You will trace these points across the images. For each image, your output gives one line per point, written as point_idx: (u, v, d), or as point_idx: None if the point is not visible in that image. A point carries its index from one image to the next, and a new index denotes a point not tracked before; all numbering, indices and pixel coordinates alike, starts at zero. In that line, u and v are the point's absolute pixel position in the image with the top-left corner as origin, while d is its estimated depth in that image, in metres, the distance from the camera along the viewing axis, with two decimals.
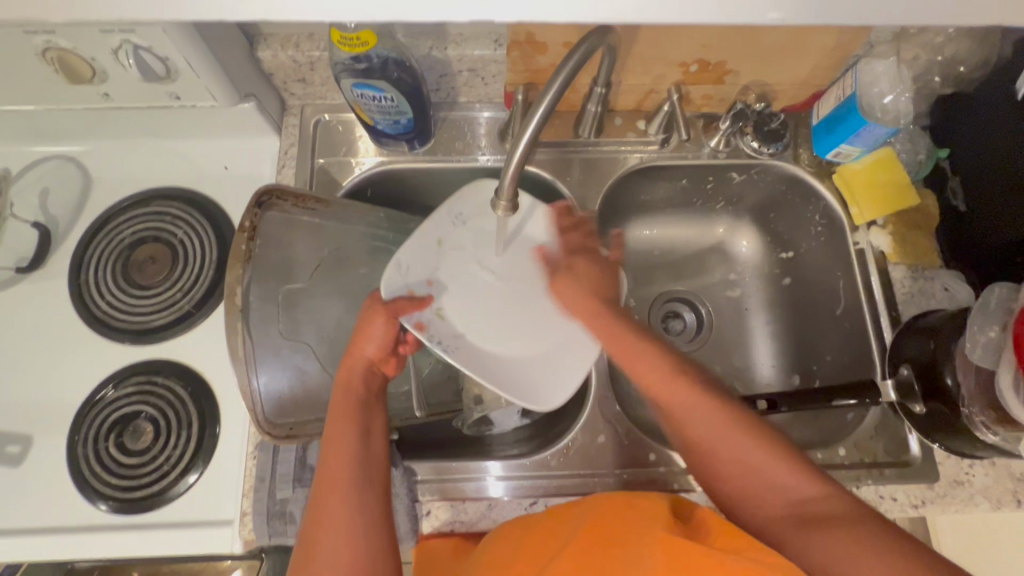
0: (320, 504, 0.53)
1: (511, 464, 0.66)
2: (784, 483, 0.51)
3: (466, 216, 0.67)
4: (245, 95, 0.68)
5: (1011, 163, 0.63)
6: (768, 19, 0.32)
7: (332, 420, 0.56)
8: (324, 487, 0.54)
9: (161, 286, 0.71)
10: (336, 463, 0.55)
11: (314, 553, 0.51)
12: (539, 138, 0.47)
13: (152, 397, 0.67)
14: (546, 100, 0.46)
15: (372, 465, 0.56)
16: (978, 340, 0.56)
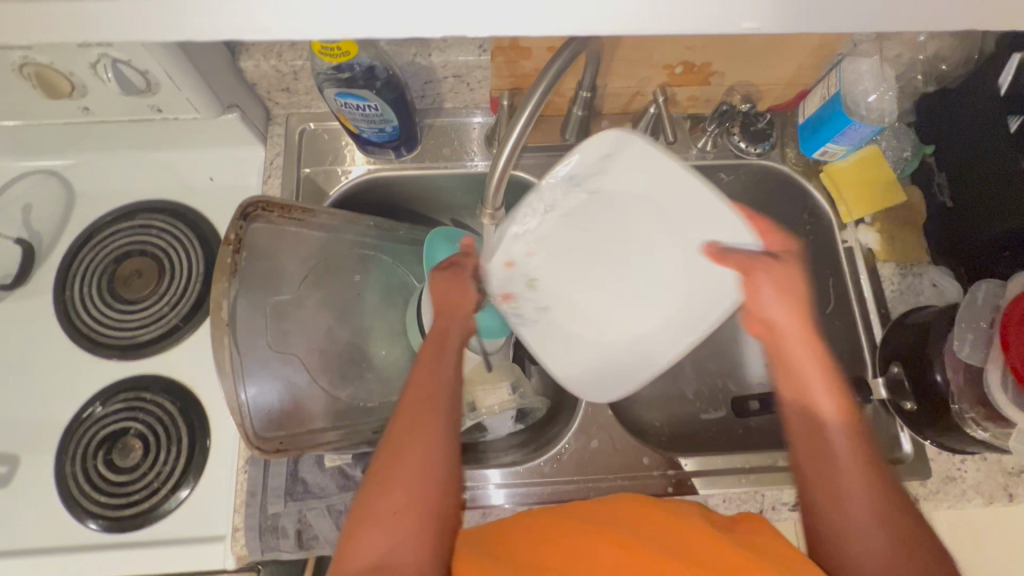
0: (400, 433, 0.55)
1: (509, 471, 0.66)
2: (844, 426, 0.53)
3: (578, 178, 0.49)
4: (228, 105, 0.67)
5: (996, 159, 0.63)
6: (744, 29, 0.32)
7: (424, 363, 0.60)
8: (402, 426, 0.56)
9: (147, 300, 0.71)
10: (419, 405, 0.57)
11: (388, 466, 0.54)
12: (519, 151, 0.51)
13: (141, 412, 0.66)
14: (525, 115, 0.49)
15: (452, 419, 0.58)
16: (966, 337, 0.56)
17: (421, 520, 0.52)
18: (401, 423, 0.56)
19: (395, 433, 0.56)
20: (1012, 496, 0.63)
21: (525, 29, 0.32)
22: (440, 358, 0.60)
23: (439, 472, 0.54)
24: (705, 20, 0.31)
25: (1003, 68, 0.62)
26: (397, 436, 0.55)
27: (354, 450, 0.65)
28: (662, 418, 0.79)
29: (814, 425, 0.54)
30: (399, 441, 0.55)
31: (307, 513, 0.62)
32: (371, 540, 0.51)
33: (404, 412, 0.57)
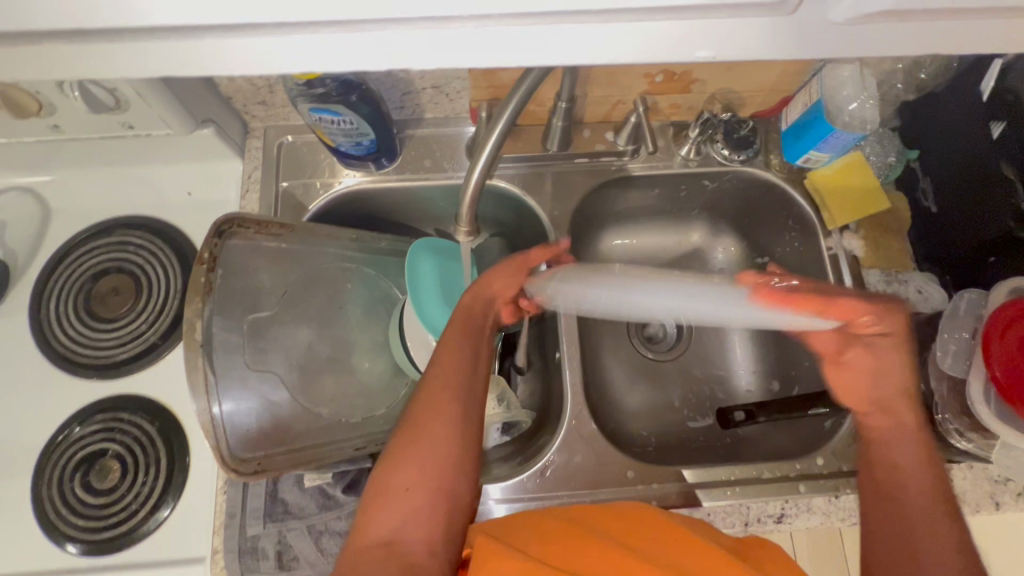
0: (423, 411, 0.55)
1: (511, 487, 0.65)
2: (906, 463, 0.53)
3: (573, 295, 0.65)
4: (203, 120, 0.67)
5: (979, 165, 0.62)
6: (698, 57, 0.31)
7: (448, 338, 0.59)
8: (424, 405, 0.56)
9: (125, 319, 0.70)
10: (444, 382, 0.56)
11: (408, 442, 0.54)
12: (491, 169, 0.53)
13: (118, 433, 0.65)
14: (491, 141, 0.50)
15: (478, 406, 0.57)
16: (948, 348, 0.57)
17: (432, 499, 0.52)
18: (424, 400, 0.56)
19: (418, 409, 0.56)
20: (998, 504, 0.63)
21: (481, 56, 0.31)
22: (468, 339, 0.59)
23: (458, 452, 0.54)
24: (665, 50, 0.31)
25: (984, 75, 0.61)
26: (419, 413, 0.55)
27: (334, 469, 0.65)
28: (649, 428, 0.78)
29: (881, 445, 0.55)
30: (420, 419, 0.55)
31: (287, 534, 0.61)
32: (384, 515, 0.52)
33: (426, 389, 0.56)
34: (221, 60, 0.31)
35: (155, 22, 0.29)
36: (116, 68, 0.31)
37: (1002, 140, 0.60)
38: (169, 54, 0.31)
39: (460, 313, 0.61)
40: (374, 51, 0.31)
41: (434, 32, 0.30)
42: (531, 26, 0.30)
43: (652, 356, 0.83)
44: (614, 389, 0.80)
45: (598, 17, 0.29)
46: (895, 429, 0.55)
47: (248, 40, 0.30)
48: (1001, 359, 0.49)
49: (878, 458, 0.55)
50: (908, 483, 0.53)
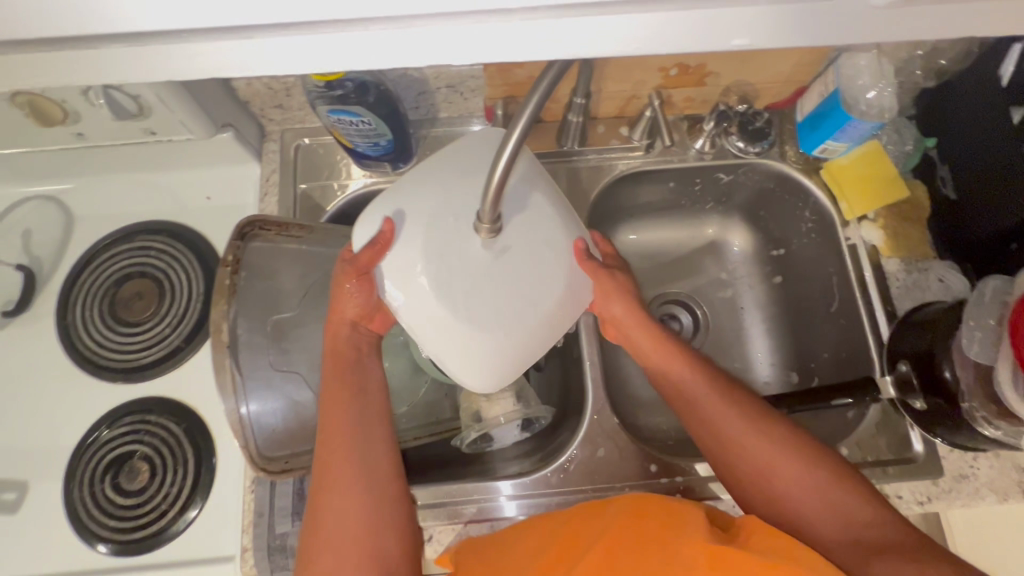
0: (327, 464, 0.53)
1: (521, 482, 0.65)
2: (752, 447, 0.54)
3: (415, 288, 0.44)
4: (222, 125, 0.68)
5: (999, 151, 0.62)
6: (734, 46, 0.31)
7: (329, 380, 0.56)
8: (325, 473, 0.53)
9: (149, 322, 0.71)
10: (334, 440, 0.54)
11: (327, 498, 0.52)
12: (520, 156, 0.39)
13: (145, 435, 0.66)
14: (525, 116, 0.37)
15: (378, 433, 0.55)
16: (973, 335, 0.55)
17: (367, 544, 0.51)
18: (321, 467, 0.53)
19: (322, 463, 0.53)
20: None
21: (517, 50, 0.30)
22: (346, 374, 0.56)
23: (373, 498, 0.53)
24: (698, 39, 0.31)
25: (1004, 59, 0.60)
26: (324, 482, 0.53)
27: None
28: (668, 422, 0.78)
29: (715, 431, 0.56)
30: (324, 491, 0.53)
31: None
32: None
33: (321, 456, 0.54)
34: (227, 61, 0.31)
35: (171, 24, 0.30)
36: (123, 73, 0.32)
37: None
38: (185, 54, 0.31)
39: (328, 351, 0.56)
40: (389, 48, 0.31)
41: (452, 30, 0.30)
42: (568, 20, 0.30)
43: None
44: (632, 384, 0.80)
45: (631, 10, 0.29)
46: (716, 409, 0.56)
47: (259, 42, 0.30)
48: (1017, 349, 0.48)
49: (719, 450, 0.56)
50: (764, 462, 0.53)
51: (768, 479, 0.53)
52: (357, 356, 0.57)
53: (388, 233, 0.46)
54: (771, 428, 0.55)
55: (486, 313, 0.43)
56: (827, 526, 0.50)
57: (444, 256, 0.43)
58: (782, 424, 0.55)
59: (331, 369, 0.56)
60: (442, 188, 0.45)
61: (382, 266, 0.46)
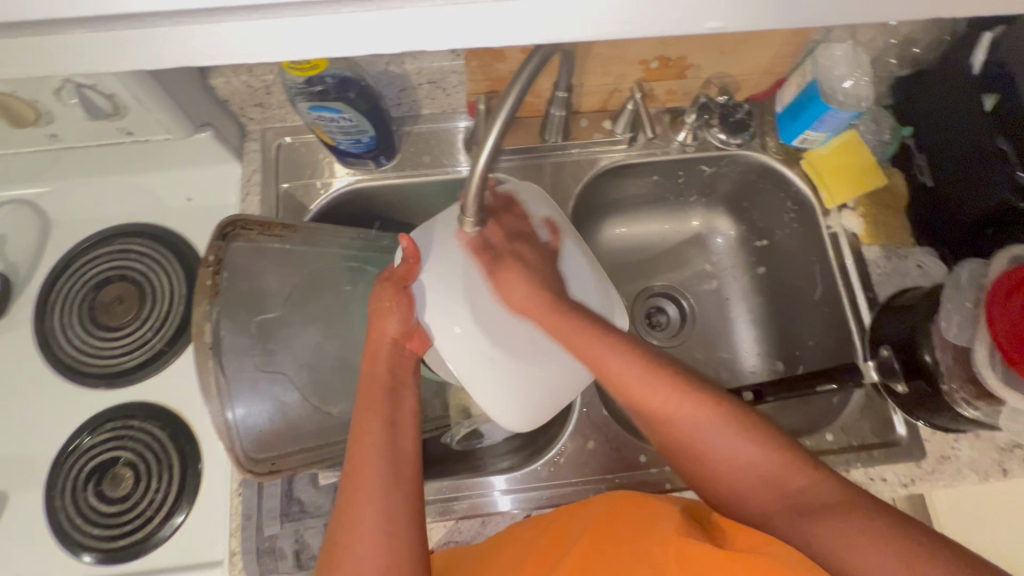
0: (349, 487, 0.51)
1: (513, 476, 0.65)
2: (710, 437, 0.53)
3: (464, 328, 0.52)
4: (201, 124, 0.67)
5: (977, 136, 0.63)
6: (708, 28, 0.31)
7: (359, 406, 0.55)
8: (349, 508, 0.50)
9: (130, 326, 0.69)
10: (358, 472, 0.51)
11: (349, 528, 0.49)
12: (502, 146, 0.47)
13: (128, 441, 0.65)
14: (506, 108, 0.45)
15: (405, 462, 0.53)
16: (952, 317, 0.56)
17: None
18: (345, 501, 0.51)
19: (348, 490, 0.51)
20: (1007, 471, 0.63)
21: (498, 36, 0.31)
22: (379, 403, 0.54)
23: (398, 529, 0.50)
24: (673, 23, 0.31)
25: (974, 47, 0.64)
26: (346, 523, 0.50)
27: None
28: None
29: (653, 420, 0.56)
30: (344, 527, 0.49)
31: (304, 533, 0.61)
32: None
33: (347, 488, 0.51)
34: (217, 46, 0.31)
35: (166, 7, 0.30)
36: (113, 59, 0.32)
37: (997, 112, 0.62)
38: (176, 39, 0.31)
39: (367, 377, 0.56)
40: (375, 34, 0.31)
41: (428, 13, 0.30)
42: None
43: (656, 342, 0.84)
44: None
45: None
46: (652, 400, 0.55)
47: (254, 25, 0.30)
48: (1011, 334, 0.50)
49: (664, 437, 0.56)
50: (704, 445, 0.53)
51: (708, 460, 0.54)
52: (392, 385, 0.56)
53: (411, 247, 0.53)
54: (726, 414, 0.53)
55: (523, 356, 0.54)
56: (773, 504, 0.51)
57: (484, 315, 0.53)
58: (735, 407, 0.54)
59: (363, 402, 0.55)
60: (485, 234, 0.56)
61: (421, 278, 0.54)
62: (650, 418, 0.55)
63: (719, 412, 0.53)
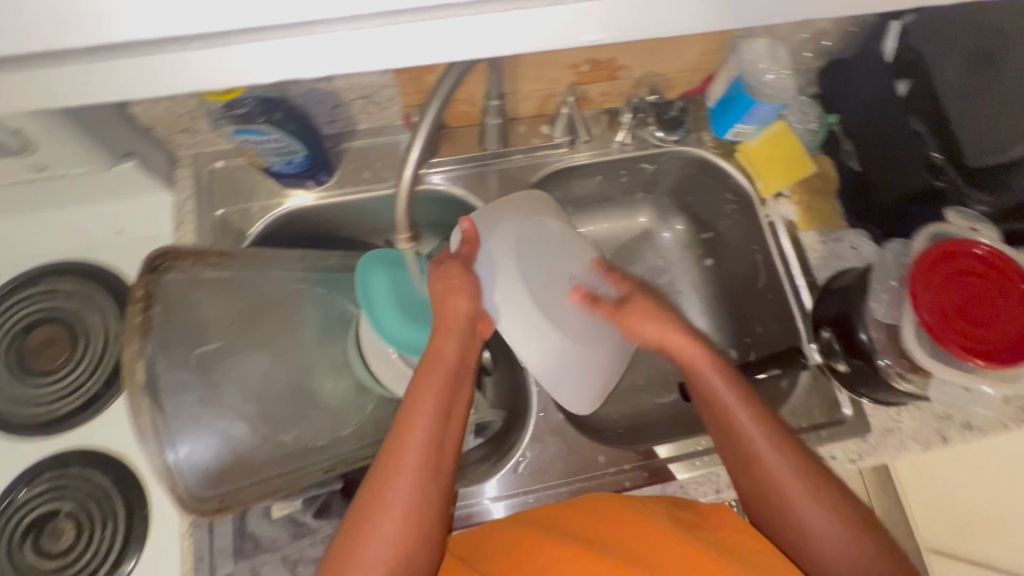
0: (389, 466, 0.51)
1: (506, 482, 0.66)
2: (809, 510, 0.53)
3: (530, 314, 0.57)
4: (124, 154, 0.64)
5: (894, 122, 0.66)
6: (587, 41, 0.34)
7: (419, 382, 0.55)
8: (387, 480, 0.51)
9: (64, 370, 0.66)
10: (404, 449, 0.51)
11: (379, 506, 0.50)
12: (425, 162, 0.52)
13: (68, 491, 0.62)
14: (424, 128, 0.50)
15: (449, 448, 0.54)
16: (880, 297, 0.59)
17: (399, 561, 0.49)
18: (378, 472, 0.51)
19: (387, 463, 0.51)
20: (947, 439, 0.66)
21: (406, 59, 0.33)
22: (441, 389, 0.54)
23: (421, 516, 0.50)
24: (556, 40, 0.34)
25: (885, 36, 0.66)
26: (374, 499, 0.50)
27: (303, 495, 0.64)
28: (620, 411, 0.79)
29: (723, 428, 0.57)
30: (372, 500, 0.50)
31: (259, 569, 0.61)
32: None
33: (385, 465, 0.51)
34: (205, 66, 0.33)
35: (140, 35, 0.32)
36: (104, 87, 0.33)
37: (912, 95, 0.64)
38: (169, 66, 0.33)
39: (432, 354, 0.56)
40: (322, 54, 0.33)
41: (361, 35, 0.33)
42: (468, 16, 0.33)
43: None
44: None
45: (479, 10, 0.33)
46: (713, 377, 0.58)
47: (222, 51, 0.33)
48: (927, 309, 0.53)
49: (752, 486, 0.56)
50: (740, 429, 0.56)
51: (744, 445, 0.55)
52: (457, 370, 0.56)
53: (471, 227, 0.58)
54: (830, 491, 0.53)
55: (580, 331, 0.60)
56: None
57: (541, 300, 0.58)
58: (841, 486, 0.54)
59: (424, 376, 0.55)
60: (533, 229, 0.62)
61: (482, 257, 0.58)
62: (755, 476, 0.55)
63: (824, 485, 0.54)
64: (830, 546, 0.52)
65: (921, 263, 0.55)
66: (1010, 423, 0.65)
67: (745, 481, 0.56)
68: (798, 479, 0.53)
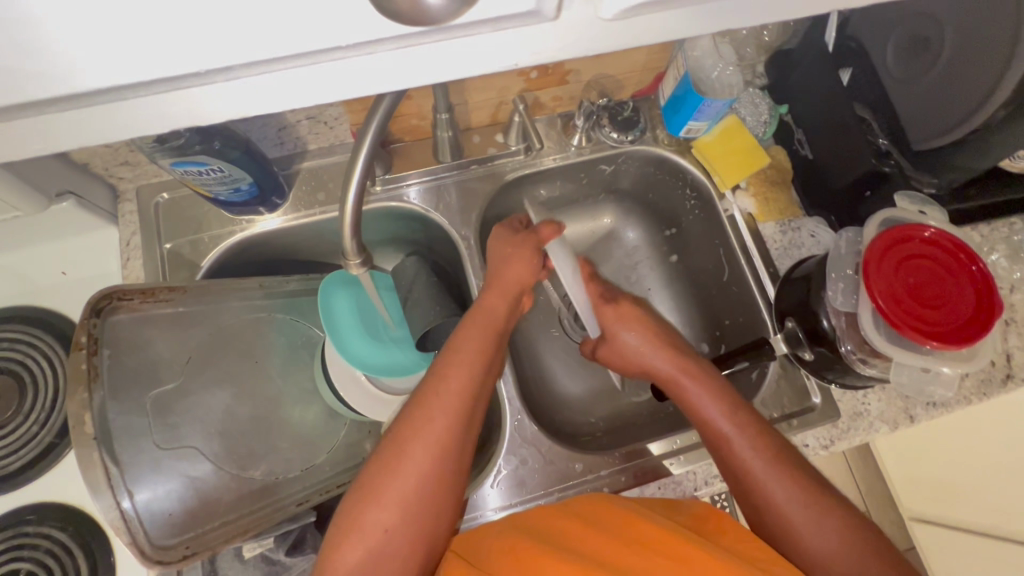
0: (429, 396, 0.54)
1: (511, 491, 0.65)
2: (783, 491, 0.54)
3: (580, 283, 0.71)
4: (59, 193, 0.62)
5: (837, 109, 0.67)
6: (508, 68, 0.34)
7: (462, 331, 0.59)
8: (426, 407, 0.54)
9: (12, 424, 0.63)
10: (442, 383, 0.55)
11: (414, 430, 0.53)
12: (368, 180, 0.51)
13: (25, 550, 0.59)
14: (365, 147, 0.49)
15: (483, 393, 0.57)
16: (837, 286, 0.60)
17: (423, 485, 0.51)
18: (418, 400, 0.55)
19: (425, 391, 0.55)
20: (913, 418, 0.67)
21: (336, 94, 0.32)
22: (482, 336, 0.59)
23: (449, 448, 0.53)
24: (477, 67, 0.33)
25: (826, 28, 0.68)
26: (411, 424, 0.53)
27: (274, 533, 0.62)
28: (597, 414, 0.79)
29: (699, 424, 0.60)
30: (406, 429, 0.53)
31: None
32: (353, 552, 0.48)
33: (426, 393, 0.55)
34: (168, 116, 0.32)
35: (108, 86, 0.28)
36: (73, 137, 0.31)
37: (853, 83, 0.66)
38: (132, 114, 0.31)
39: (479, 309, 0.62)
40: (274, 92, 0.31)
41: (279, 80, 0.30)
42: (391, 52, 0.31)
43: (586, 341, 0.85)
44: (555, 383, 0.81)
45: (397, 43, 0.30)
46: (690, 384, 0.63)
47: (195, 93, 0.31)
48: (884, 294, 0.54)
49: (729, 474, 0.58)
50: (711, 424, 0.59)
51: (709, 430, 0.59)
52: (497, 325, 0.61)
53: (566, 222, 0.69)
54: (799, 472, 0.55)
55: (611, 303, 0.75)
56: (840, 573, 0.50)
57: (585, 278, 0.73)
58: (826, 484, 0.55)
59: (469, 327, 0.60)
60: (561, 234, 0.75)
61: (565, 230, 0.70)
62: (730, 463, 0.57)
63: (795, 470, 0.55)
64: (812, 534, 0.52)
65: (871, 248, 0.55)
66: (972, 398, 0.67)
67: (700, 507, 0.57)
68: (759, 469, 0.55)
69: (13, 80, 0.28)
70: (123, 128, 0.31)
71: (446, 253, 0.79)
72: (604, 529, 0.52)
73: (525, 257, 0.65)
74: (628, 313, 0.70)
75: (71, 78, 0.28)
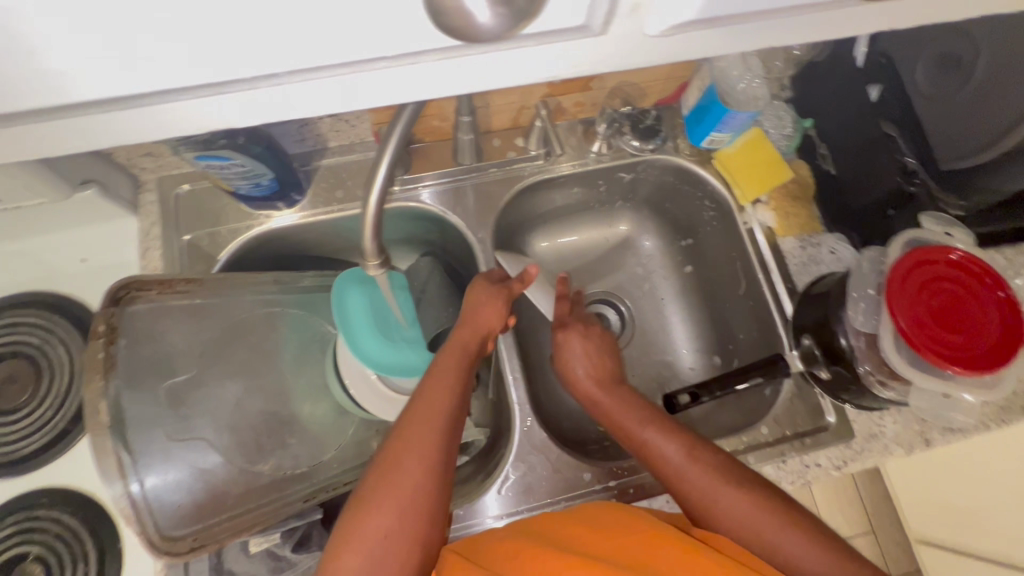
0: (413, 418, 0.54)
1: (517, 498, 0.65)
2: (761, 524, 0.52)
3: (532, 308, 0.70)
4: (83, 182, 0.63)
5: (864, 126, 0.66)
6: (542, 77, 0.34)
7: (439, 357, 0.59)
8: (409, 428, 0.53)
9: (27, 407, 0.64)
10: (425, 405, 0.55)
11: (399, 451, 0.52)
12: (391, 181, 0.51)
13: (35, 534, 0.60)
14: (389, 148, 0.49)
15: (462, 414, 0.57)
16: (858, 306, 0.59)
17: (411, 503, 0.50)
18: (403, 422, 0.54)
19: (409, 414, 0.55)
20: (929, 441, 0.66)
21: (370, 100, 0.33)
22: (458, 361, 0.59)
23: (434, 467, 0.52)
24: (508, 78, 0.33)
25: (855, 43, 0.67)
26: (397, 444, 0.52)
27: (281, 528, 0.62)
28: None
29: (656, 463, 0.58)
30: (394, 448, 0.52)
31: None
32: (357, 556, 0.47)
33: (410, 415, 0.54)
34: (195, 121, 0.32)
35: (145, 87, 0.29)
36: (104, 135, 0.31)
37: (882, 100, 0.64)
38: (160, 115, 0.31)
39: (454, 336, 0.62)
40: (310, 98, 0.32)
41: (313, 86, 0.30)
42: (430, 63, 0.31)
43: None
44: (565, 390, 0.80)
45: (435, 55, 0.30)
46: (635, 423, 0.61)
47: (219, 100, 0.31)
48: (905, 316, 0.53)
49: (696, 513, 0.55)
50: (670, 459, 0.57)
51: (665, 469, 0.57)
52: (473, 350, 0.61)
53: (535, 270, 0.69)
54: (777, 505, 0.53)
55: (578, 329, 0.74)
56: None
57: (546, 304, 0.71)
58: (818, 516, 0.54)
59: (445, 351, 0.60)
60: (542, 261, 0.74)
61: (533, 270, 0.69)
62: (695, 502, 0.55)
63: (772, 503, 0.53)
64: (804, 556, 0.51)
65: (893, 270, 0.54)
66: (991, 424, 0.65)
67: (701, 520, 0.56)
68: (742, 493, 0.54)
69: (51, 78, 0.28)
70: (151, 126, 0.31)
71: (461, 255, 0.79)
72: (608, 532, 0.52)
73: (495, 302, 0.65)
74: (574, 342, 0.68)
75: (106, 75, 0.28)
